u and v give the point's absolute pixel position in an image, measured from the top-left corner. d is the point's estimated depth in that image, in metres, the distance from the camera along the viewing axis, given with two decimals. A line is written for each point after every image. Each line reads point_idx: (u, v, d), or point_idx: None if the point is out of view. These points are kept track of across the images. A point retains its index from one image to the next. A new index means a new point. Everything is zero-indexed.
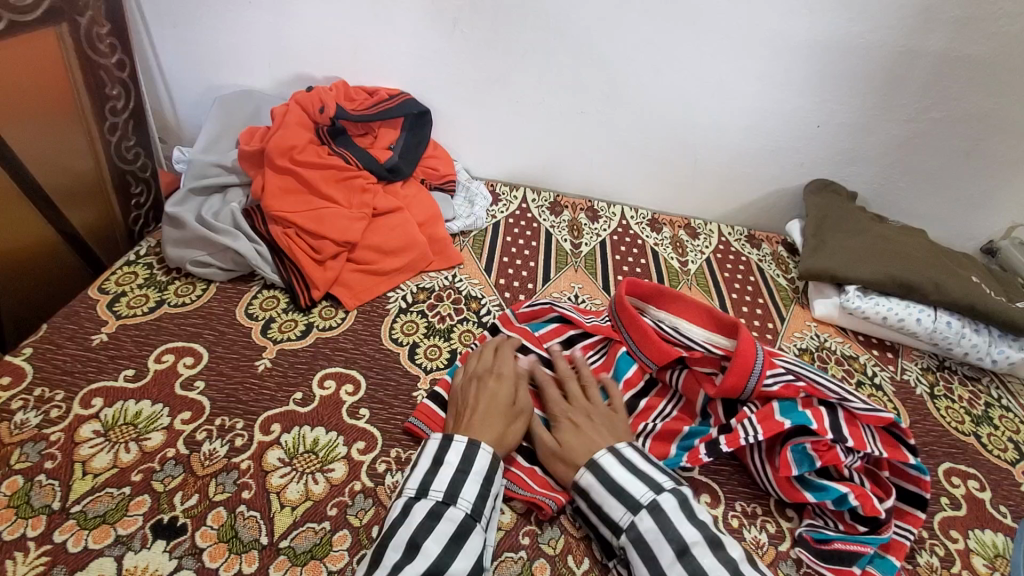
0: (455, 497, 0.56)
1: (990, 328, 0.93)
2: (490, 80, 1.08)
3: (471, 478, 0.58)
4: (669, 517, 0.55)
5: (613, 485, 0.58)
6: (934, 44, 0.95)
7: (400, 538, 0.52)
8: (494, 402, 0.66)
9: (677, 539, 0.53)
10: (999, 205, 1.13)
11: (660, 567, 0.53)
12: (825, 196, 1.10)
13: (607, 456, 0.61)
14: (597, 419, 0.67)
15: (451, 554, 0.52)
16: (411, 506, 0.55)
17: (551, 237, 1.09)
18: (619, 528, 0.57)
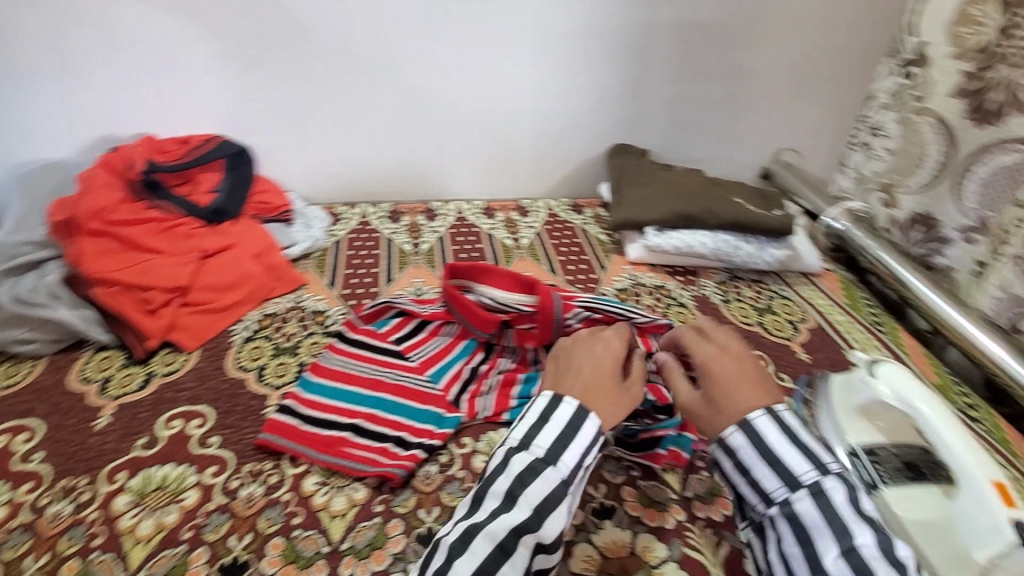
0: (556, 458, 0.60)
1: (758, 236, 1.12)
2: (302, 110, 1.16)
3: (576, 442, 0.61)
4: (835, 506, 0.54)
5: (769, 454, 0.57)
6: (665, 16, 1.15)
7: (498, 487, 0.58)
8: (592, 378, 0.67)
9: (842, 528, 0.52)
10: (763, 137, 1.34)
11: (816, 554, 0.52)
12: (622, 157, 1.26)
13: (762, 421, 0.59)
14: (746, 377, 0.64)
15: (541, 517, 0.56)
16: (512, 458, 0.60)
17: (392, 243, 1.16)
18: (771, 500, 0.56)
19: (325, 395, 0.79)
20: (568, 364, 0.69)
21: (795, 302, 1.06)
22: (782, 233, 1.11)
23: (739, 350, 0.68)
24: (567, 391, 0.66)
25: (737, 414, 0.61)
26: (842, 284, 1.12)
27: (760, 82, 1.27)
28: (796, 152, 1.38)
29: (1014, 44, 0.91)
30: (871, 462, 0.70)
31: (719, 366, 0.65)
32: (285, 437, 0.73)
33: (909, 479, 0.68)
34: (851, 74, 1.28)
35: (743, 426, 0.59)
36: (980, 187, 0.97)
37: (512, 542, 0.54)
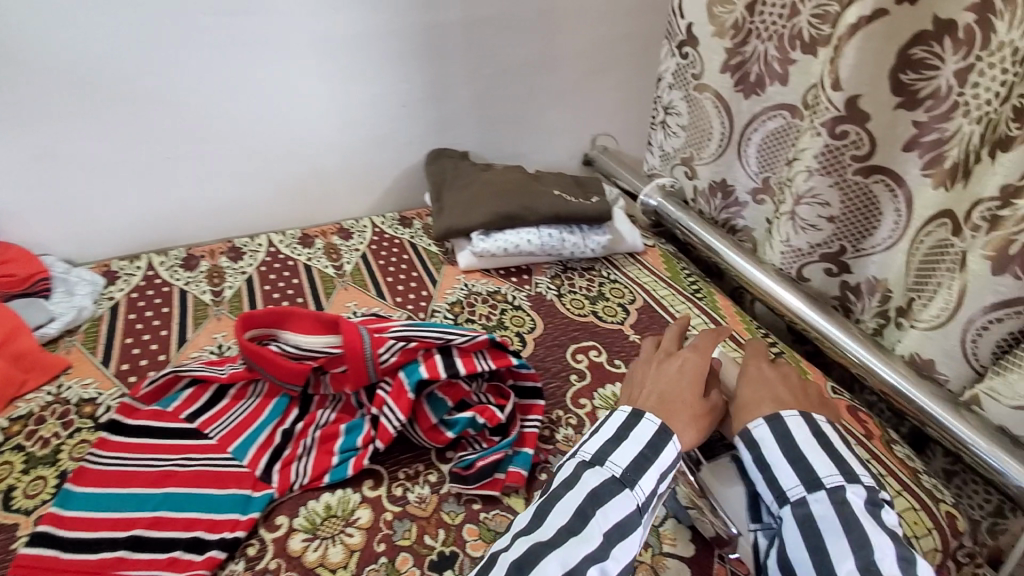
0: (633, 480, 0.56)
1: (581, 225, 1.12)
2: (39, 154, 0.96)
3: (655, 464, 0.57)
4: (853, 510, 0.53)
5: (792, 453, 0.58)
6: (451, 13, 1.11)
7: (567, 505, 0.54)
8: (672, 379, 0.65)
9: (861, 538, 0.51)
10: (576, 124, 1.37)
11: (829, 559, 0.51)
12: (441, 162, 1.21)
13: (795, 421, 0.60)
14: (782, 380, 0.67)
15: (611, 544, 0.52)
16: (586, 475, 0.56)
17: (188, 295, 1.00)
18: (786, 499, 0.56)
19: (91, 508, 0.65)
20: (640, 381, 0.68)
21: (624, 284, 1.09)
22: (602, 219, 1.12)
23: (789, 367, 0.70)
24: (641, 403, 0.63)
25: (771, 409, 0.62)
26: (665, 258, 1.18)
27: (561, 72, 1.28)
28: (611, 136, 1.42)
29: (760, 19, 0.99)
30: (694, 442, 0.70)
31: (759, 369, 0.68)
32: None
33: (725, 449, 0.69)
34: (643, 56, 1.34)
35: (772, 420, 0.61)
36: (759, 150, 1.07)
37: (584, 566, 0.50)
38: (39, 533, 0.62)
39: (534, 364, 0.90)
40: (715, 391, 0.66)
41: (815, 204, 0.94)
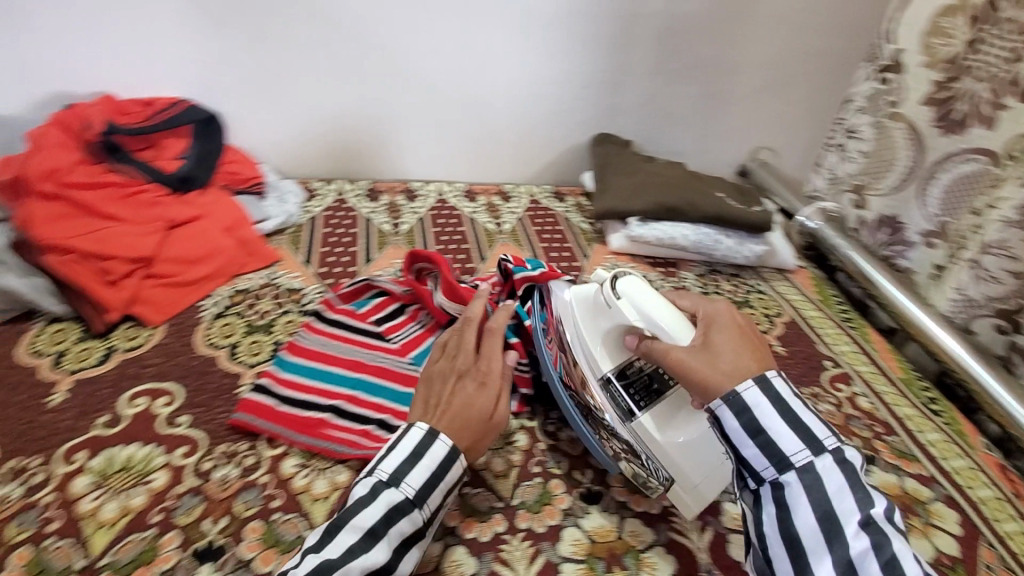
0: (422, 500, 0.57)
1: (740, 231, 1.14)
2: (273, 77, 1.09)
3: (442, 485, 0.59)
4: (854, 470, 0.55)
5: (789, 417, 0.57)
6: (653, 7, 1.15)
7: (361, 522, 0.54)
8: (469, 406, 0.63)
9: (864, 497, 0.53)
10: (740, 134, 1.38)
11: (836, 524, 0.52)
12: (606, 146, 1.26)
13: (781, 383, 0.59)
14: (746, 339, 0.64)
15: (400, 555, 0.55)
16: (377, 495, 0.56)
17: (371, 222, 1.12)
18: (790, 463, 0.56)
19: (303, 376, 0.76)
20: (435, 393, 0.65)
21: (771, 296, 1.11)
22: (762, 228, 1.13)
23: (744, 322, 0.67)
24: (438, 424, 0.61)
25: (733, 376, 0.60)
26: (815, 281, 1.18)
27: (740, 80, 1.29)
28: (772, 151, 1.42)
29: (981, 57, 0.96)
30: (623, 390, 0.70)
31: (726, 322, 0.65)
32: (262, 418, 0.70)
33: (655, 397, 0.69)
34: (824, 79, 1.33)
35: (760, 384, 0.59)
36: (942, 193, 1.02)
37: None
38: (266, 388, 0.73)
39: None
40: (504, 406, 0.66)
41: (1001, 255, 0.89)
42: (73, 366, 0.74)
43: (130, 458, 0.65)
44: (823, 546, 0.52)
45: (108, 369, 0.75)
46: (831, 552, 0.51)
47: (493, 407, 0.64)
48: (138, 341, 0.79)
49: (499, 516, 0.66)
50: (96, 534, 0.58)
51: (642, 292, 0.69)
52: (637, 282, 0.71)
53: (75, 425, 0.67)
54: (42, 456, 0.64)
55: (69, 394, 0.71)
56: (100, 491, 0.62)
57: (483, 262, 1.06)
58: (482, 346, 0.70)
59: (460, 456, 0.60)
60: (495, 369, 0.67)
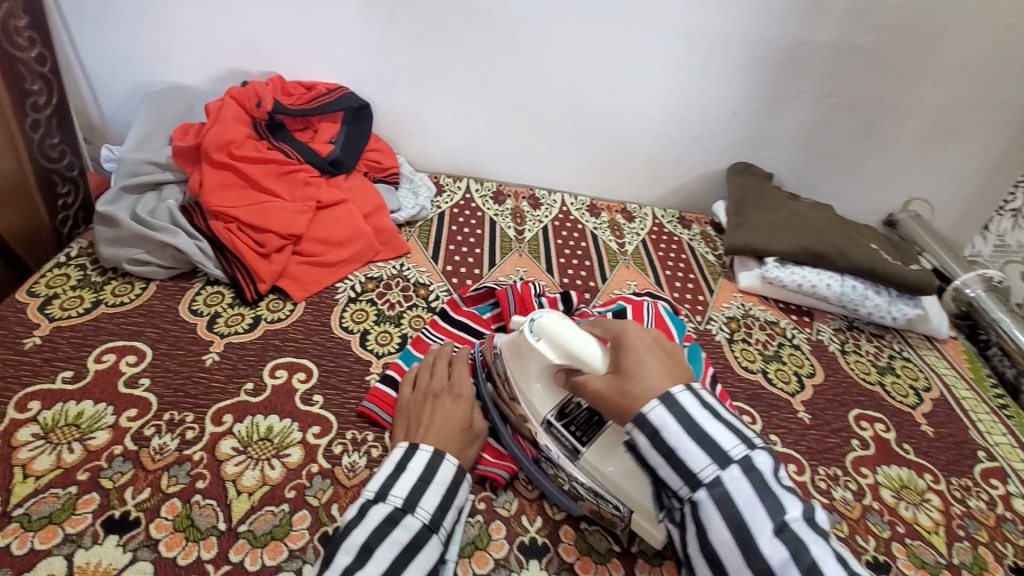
0: (414, 505, 0.56)
1: (890, 289, 1.04)
2: (420, 74, 1.10)
3: (432, 488, 0.58)
4: (764, 478, 0.49)
5: (694, 430, 0.51)
6: (827, 36, 1.06)
7: (353, 540, 0.52)
8: (450, 419, 0.65)
9: (774, 504, 0.48)
10: (895, 179, 1.26)
11: (751, 537, 0.47)
12: (745, 176, 1.19)
13: (686, 397, 0.53)
14: (659, 350, 0.59)
15: (402, 564, 0.52)
16: (368, 509, 0.55)
17: (496, 225, 1.11)
18: (698, 481, 0.50)
19: None
20: (416, 414, 0.67)
21: (917, 366, 1.00)
22: (918, 290, 1.03)
23: (655, 335, 0.60)
24: (421, 439, 0.63)
25: (643, 399, 0.54)
26: (968, 355, 1.06)
27: (908, 123, 1.18)
28: (928, 204, 1.30)
29: None
30: (565, 428, 0.64)
31: (633, 336, 0.59)
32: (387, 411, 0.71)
33: (598, 426, 0.64)
34: (1008, 132, 1.19)
35: (665, 402, 0.53)
36: None
37: None
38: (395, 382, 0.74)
39: (811, 413, 0.86)
40: (480, 419, 0.69)
41: None
42: (223, 329, 0.79)
43: (269, 428, 0.68)
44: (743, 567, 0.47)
45: (253, 336, 0.79)
46: (749, 564, 0.46)
47: (470, 419, 0.67)
48: (279, 313, 0.83)
49: (618, 561, 0.63)
50: (236, 500, 0.61)
51: (558, 326, 0.62)
52: (555, 315, 0.64)
53: (223, 388, 0.71)
54: (194, 413, 0.68)
55: (219, 356, 0.75)
56: (241, 456, 0.64)
57: (604, 282, 1.03)
58: (452, 370, 0.72)
59: (447, 456, 0.60)
60: (464, 387, 0.70)
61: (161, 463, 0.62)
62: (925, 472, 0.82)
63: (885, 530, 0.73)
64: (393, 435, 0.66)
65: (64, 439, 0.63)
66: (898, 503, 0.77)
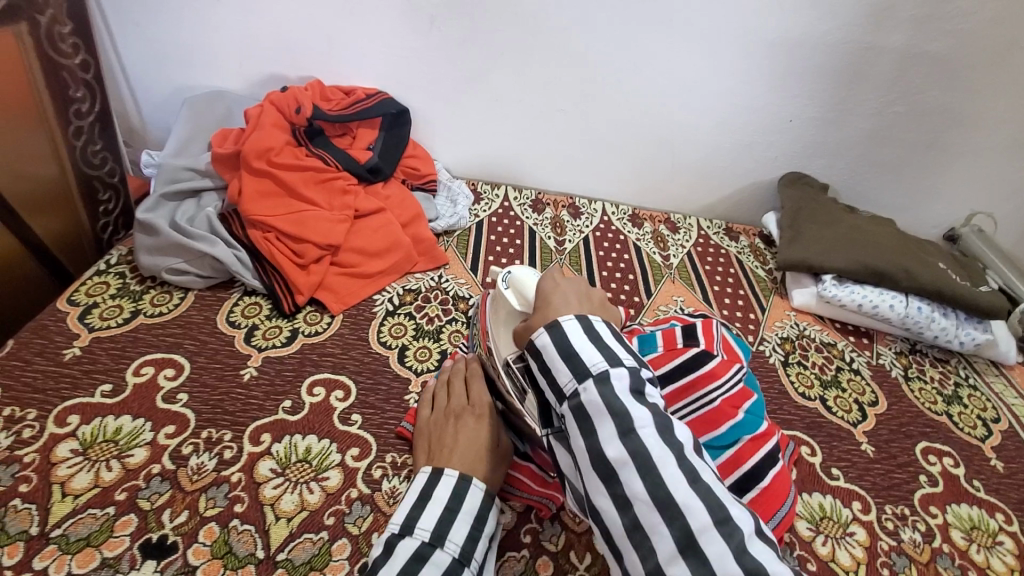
0: (442, 539, 0.53)
1: (957, 311, 0.98)
2: (461, 79, 1.07)
3: (458, 519, 0.55)
4: (616, 392, 0.50)
5: (567, 351, 0.54)
6: (894, 40, 0.99)
7: None
8: (475, 441, 0.62)
9: (622, 415, 0.49)
10: (959, 191, 1.18)
11: (595, 440, 0.49)
12: (799, 187, 1.13)
13: (572, 327, 0.56)
14: (577, 295, 0.65)
15: None
16: (393, 545, 0.52)
17: (535, 235, 1.08)
18: (564, 394, 0.53)
19: None
20: (437, 436, 0.64)
21: (986, 395, 0.93)
22: (987, 313, 0.96)
23: (576, 284, 0.66)
24: (446, 463, 0.60)
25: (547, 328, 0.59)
26: None
27: (975, 133, 1.10)
28: (992, 218, 1.22)
29: None
30: (519, 369, 0.65)
31: (557, 282, 0.66)
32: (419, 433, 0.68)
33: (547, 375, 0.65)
34: None
35: (552, 327, 0.56)
36: None
37: None
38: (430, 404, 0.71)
39: (875, 445, 0.81)
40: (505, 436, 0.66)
41: None
42: (261, 342, 0.77)
43: (307, 450, 0.65)
44: (595, 473, 0.48)
45: (290, 350, 0.77)
46: (598, 471, 0.48)
47: (495, 439, 0.64)
48: (317, 326, 0.81)
49: None
50: (273, 526, 0.58)
51: (525, 274, 0.73)
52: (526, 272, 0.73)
53: (261, 405, 0.69)
54: (232, 431, 0.66)
55: (258, 371, 0.73)
56: (278, 478, 0.62)
57: (649, 297, 0.99)
58: (471, 388, 0.69)
59: (474, 481, 0.58)
60: (485, 405, 0.67)
61: (198, 484, 0.60)
62: (998, 512, 0.76)
63: None
64: (417, 458, 0.63)
65: (102, 456, 0.61)
66: (971, 547, 0.71)
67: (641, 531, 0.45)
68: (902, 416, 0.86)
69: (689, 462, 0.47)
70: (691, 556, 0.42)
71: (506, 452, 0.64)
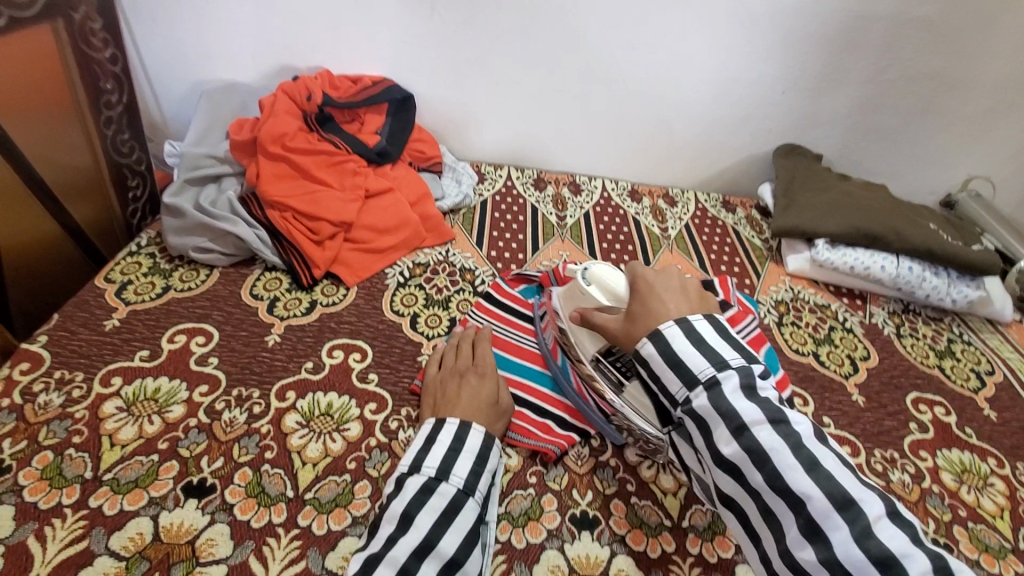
0: (447, 473, 0.58)
1: (949, 270, 1.01)
2: (464, 64, 1.11)
3: (462, 456, 0.60)
4: (728, 395, 0.50)
5: (671, 358, 0.53)
6: (882, 10, 1.02)
7: (394, 509, 0.55)
8: (478, 396, 0.67)
9: (735, 419, 0.49)
10: (954, 156, 1.21)
11: (714, 444, 0.50)
12: (793, 158, 1.17)
13: (672, 331, 0.54)
14: (677, 291, 0.60)
15: (441, 529, 0.54)
16: (404, 482, 0.57)
17: (538, 211, 1.13)
18: (677, 401, 0.53)
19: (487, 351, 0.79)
20: (441, 391, 0.69)
21: (979, 349, 0.96)
22: (980, 271, 1.00)
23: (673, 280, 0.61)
24: (450, 413, 0.65)
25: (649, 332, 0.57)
26: None
27: (968, 98, 1.13)
28: (988, 182, 1.24)
29: None
30: (611, 363, 0.68)
31: (647, 279, 0.61)
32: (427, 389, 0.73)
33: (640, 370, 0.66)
34: None
35: (654, 336, 0.55)
36: None
37: (415, 565, 0.51)
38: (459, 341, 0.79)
39: (866, 395, 0.85)
40: (507, 394, 0.70)
41: None
42: (283, 312, 0.83)
43: (328, 405, 0.71)
44: (721, 475, 0.50)
45: (310, 318, 0.82)
46: (726, 471, 0.49)
47: (497, 396, 0.68)
48: (333, 298, 0.87)
49: (668, 534, 0.63)
50: (301, 470, 0.64)
51: (608, 271, 0.70)
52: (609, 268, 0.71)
53: (285, 366, 0.75)
54: (259, 390, 0.72)
55: (281, 337, 0.79)
56: (303, 430, 0.68)
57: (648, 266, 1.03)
58: (476, 351, 0.74)
59: (473, 426, 0.63)
60: (490, 367, 0.72)
61: (231, 435, 0.66)
62: (989, 456, 0.80)
63: (947, 513, 0.71)
64: (423, 410, 0.68)
65: (143, 412, 0.67)
66: (961, 487, 0.75)
67: (774, 517, 0.47)
68: (894, 370, 0.89)
69: (810, 451, 0.47)
70: (819, 544, 0.44)
71: (506, 410, 0.69)
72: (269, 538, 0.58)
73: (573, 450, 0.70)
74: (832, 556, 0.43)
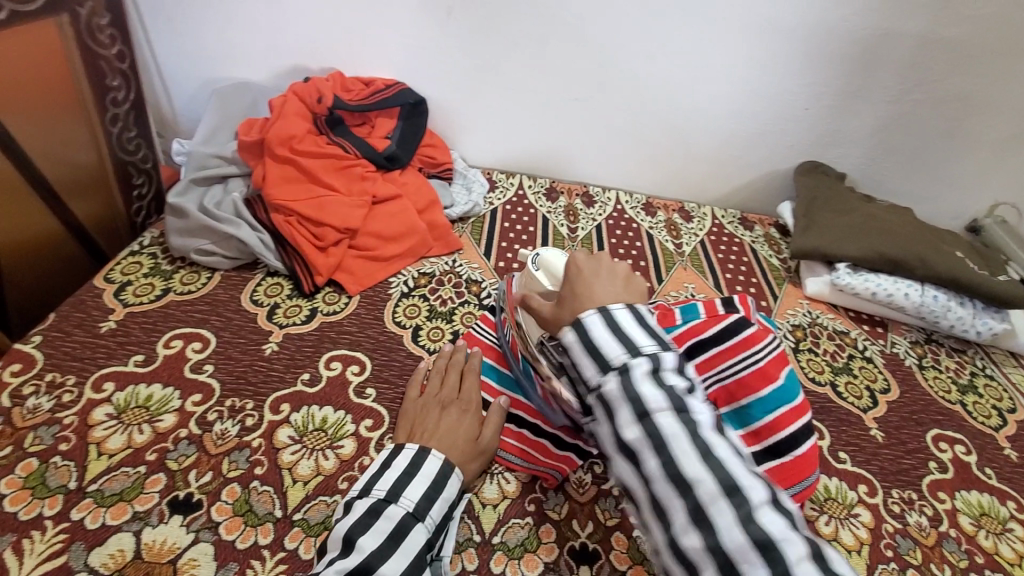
0: (398, 495, 0.56)
1: (974, 301, 0.97)
2: (477, 70, 1.09)
3: (416, 478, 0.57)
4: (639, 383, 0.45)
5: (588, 344, 0.48)
6: (912, 27, 0.98)
7: (339, 531, 0.53)
8: (457, 430, 0.64)
9: (641, 406, 0.44)
10: (983, 180, 1.16)
11: (618, 429, 0.45)
12: (814, 177, 1.13)
13: (592, 320, 0.49)
14: (607, 276, 0.55)
15: (384, 553, 0.51)
16: (354, 505, 0.55)
17: (549, 222, 1.10)
18: (589, 386, 0.48)
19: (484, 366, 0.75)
20: (421, 418, 0.66)
21: (1002, 385, 0.91)
22: (1007, 302, 0.95)
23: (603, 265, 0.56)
24: (424, 444, 0.62)
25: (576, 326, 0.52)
26: None
27: (1000, 120, 1.08)
28: (1017, 208, 1.19)
29: None
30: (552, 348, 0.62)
31: (579, 265, 0.56)
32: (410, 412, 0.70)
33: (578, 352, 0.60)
34: None
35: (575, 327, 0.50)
36: None
37: None
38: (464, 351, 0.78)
39: (884, 431, 0.81)
40: (492, 431, 0.66)
41: None
42: (282, 319, 0.81)
43: (323, 421, 0.69)
44: (621, 463, 0.46)
45: (309, 327, 0.80)
46: (625, 457, 0.45)
47: (477, 432, 0.65)
48: (334, 306, 0.84)
49: None
50: (291, 489, 0.62)
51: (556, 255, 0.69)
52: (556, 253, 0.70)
53: (281, 377, 0.73)
54: (253, 401, 0.69)
55: (278, 346, 0.77)
56: (295, 446, 0.65)
57: (661, 283, 1.00)
58: (464, 381, 0.71)
59: (440, 457, 0.60)
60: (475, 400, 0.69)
61: (221, 448, 0.64)
62: (1010, 500, 0.75)
63: (964, 560, 0.67)
64: (397, 432, 0.66)
65: (133, 420, 0.66)
66: (979, 532, 0.71)
67: (663, 506, 0.43)
68: (914, 403, 0.85)
69: (706, 439, 0.43)
70: (704, 529, 0.40)
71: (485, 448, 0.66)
72: (253, 560, 0.56)
73: (575, 476, 0.67)
74: (715, 544, 0.40)
